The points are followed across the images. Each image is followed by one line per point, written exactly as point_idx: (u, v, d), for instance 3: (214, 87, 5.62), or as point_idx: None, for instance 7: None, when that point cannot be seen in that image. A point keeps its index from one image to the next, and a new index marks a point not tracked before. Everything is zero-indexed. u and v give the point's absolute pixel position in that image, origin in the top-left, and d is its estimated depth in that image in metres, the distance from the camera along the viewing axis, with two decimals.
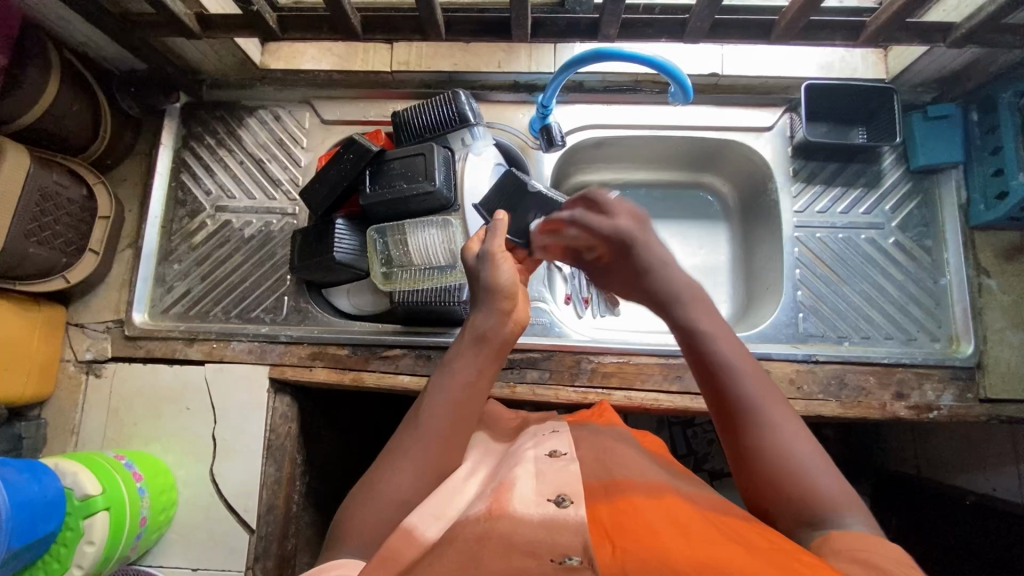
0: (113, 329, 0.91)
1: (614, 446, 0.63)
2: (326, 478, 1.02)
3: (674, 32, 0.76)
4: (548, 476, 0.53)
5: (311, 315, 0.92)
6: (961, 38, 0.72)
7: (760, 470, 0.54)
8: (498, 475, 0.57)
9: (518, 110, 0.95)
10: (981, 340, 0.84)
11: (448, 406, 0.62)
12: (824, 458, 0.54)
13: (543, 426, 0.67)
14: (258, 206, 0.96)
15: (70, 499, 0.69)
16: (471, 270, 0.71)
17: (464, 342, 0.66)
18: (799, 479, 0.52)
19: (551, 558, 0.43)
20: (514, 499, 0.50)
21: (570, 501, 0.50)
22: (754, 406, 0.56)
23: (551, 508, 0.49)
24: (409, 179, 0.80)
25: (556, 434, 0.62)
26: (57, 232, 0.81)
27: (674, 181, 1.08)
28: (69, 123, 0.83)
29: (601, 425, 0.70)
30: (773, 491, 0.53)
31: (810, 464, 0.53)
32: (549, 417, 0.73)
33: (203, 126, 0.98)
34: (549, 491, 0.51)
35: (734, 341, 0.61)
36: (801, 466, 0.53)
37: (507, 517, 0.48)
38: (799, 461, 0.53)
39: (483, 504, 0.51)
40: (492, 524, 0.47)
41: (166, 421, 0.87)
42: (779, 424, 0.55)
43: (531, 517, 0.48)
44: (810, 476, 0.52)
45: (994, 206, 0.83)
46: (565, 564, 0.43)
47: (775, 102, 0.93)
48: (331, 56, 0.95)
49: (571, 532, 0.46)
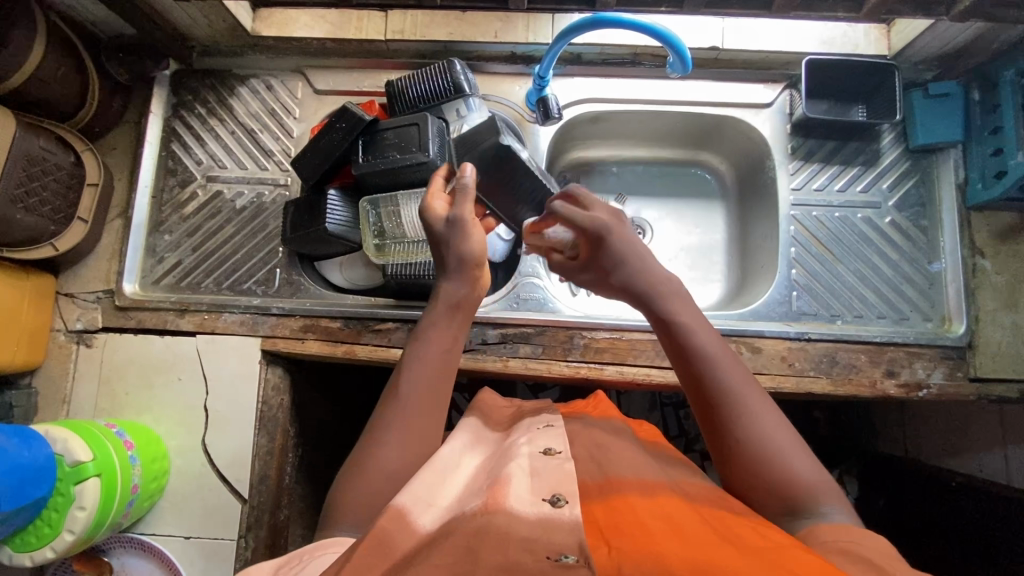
0: (104, 299, 0.90)
1: (612, 447, 0.63)
2: (319, 451, 1.02)
3: (673, 1, 0.74)
4: (542, 475, 0.53)
5: (302, 288, 0.91)
6: (965, 11, 0.70)
7: (741, 456, 0.56)
8: (491, 469, 0.57)
9: (514, 82, 0.94)
10: (973, 319, 0.84)
11: (430, 368, 0.62)
12: (800, 444, 0.57)
13: (536, 420, 0.67)
14: (250, 177, 0.95)
15: (61, 465, 0.69)
16: (438, 237, 0.68)
17: (437, 309, 0.65)
18: (780, 462, 0.55)
19: (548, 555, 0.43)
20: (510, 495, 0.50)
21: (565, 500, 0.50)
22: (737, 395, 0.58)
23: (546, 508, 0.49)
24: (402, 149, 0.79)
25: (550, 430, 0.62)
26: (44, 199, 0.80)
27: (672, 158, 1.07)
28: (55, 88, 0.81)
29: (596, 417, 0.72)
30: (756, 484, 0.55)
31: (790, 455, 0.55)
32: (545, 408, 0.74)
33: (193, 95, 0.97)
34: (544, 491, 0.51)
35: (712, 334, 0.63)
36: (778, 453, 0.55)
37: (502, 512, 0.48)
38: (779, 447, 0.56)
39: (479, 499, 0.51)
40: (489, 519, 0.47)
41: (158, 393, 0.87)
42: (759, 417, 0.57)
43: (527, 515, 0.47)
44: (788, 459, 0.55)
45: (991, 186, 0.83)
46: (561, 561, 0.43)
47: (774, 78, 0.92)
48: (324, 23, 0.92)
49: (566, 530, 0.46)
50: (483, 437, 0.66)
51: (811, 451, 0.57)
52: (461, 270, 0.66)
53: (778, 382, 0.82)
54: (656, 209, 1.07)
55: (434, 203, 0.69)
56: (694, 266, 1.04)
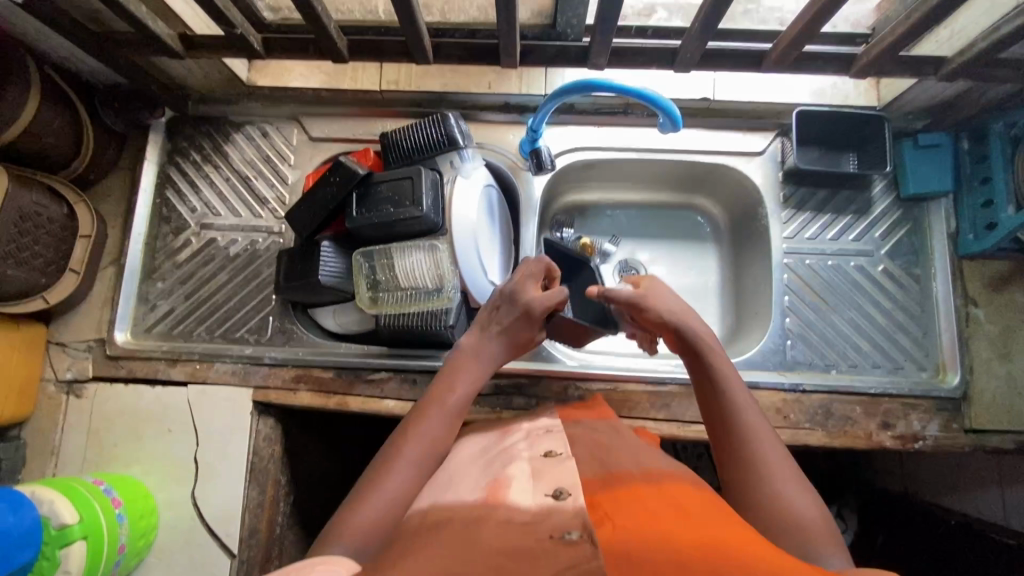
0: (95, 348, 0.90)
1: (612, 442, 0.62)
2: (312, 495, 1.01)
3: (664, 60, 0.76)
4: (544, 474, 0.52)
5: (296, 336, 0.91)
6: (952, 72, 0.71)
7: (746, 489, 0.56)
8: (491, 465, 0.57)
9: (508, 130, 0.95)
10: (967, 370, 0.84)
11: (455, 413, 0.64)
12: (804, 482, 0.56)
13: (537, 424, 0.67)
14: (244, 224, 0.95)
15: (47, 528, 0.68)
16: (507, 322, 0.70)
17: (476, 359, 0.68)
18: (783, 494, 0.54)
19: (550, 534, 0.43)
20: (510, 492, 0.50)
21: (568, 494, 0.48)
22: (749, 432, 0.59)
23: (547, 501, 0.48)
24: (396, 203, 0.79)
25: (551, 434, 0.62)
26: (36, 252, 0.80)
27: (666, 202, 1.07)
28: (50, 140, 0.81)
29: (595, 420, 0.70)
30: (760, 510, 0.54)
31: (794, 495, 0.54)
32: (542, 412, 0.73)
33: (189, 141, 0.97)
34: (546, 487, 0.50)
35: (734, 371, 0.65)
36: (786, 487, 0.55)
37: (501, 505, 0.49)
38: (782, 478, 0.55)
39: (478, 492, 0.52)
40: (489, 510, 0.48)
41: (148, 444, 0.86)
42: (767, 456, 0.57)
43: (528, 505, 0.48)
44: (791, 498, 0.54)
45: (983, 237, 0.83)
46: (563, 539, 0.42)
47: (766, 127, 0.93)
48: (319, 73, 0.94)
49: (569, 513, 0.46)
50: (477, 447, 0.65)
51: (818, 495, 0.55)
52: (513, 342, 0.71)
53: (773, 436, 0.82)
54: (651, 252, 1.07)
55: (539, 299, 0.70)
56: None
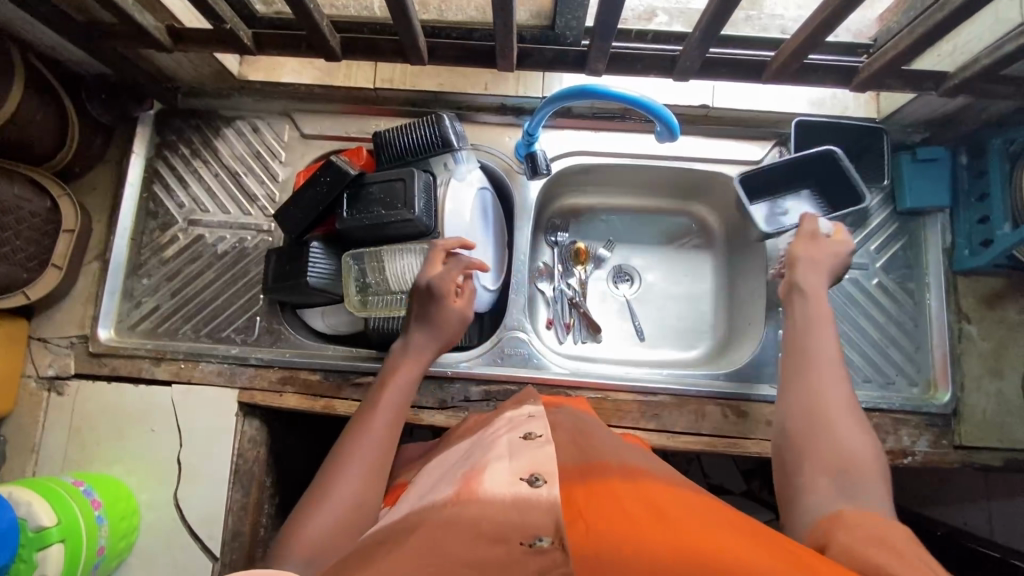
0: (78, 344, 0.88)
1: (592, 433, 0.61)
2: (298, 495, 1.00)
3: (664, 68, 0.75)
4: (522, 456, 0.52)
5: (284, 337, 0.89)
6: (954, 87, 0.71)
7: (803, 418, 0.58)
8: (469, 458, 0.56)
9: (504, 132, 0.93)
10: (958, 387, 0.84)
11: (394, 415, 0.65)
12: (867, 436, 0.56)
13: (519, 411, 0.65)
14: (232, 222, 0.93)
15: (24, 530, 0.67)
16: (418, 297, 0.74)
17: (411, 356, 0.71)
18: (836, 436, 0.55)
19: (520, 540, 0.42)
20: (485, 481, 0.49)
21: (544, 480, 0.48)
22: (828, 377, 0.61)
23: (523, 487, 0.47)
24: (388, 205, 0.78)
25: (533, 418, 0.61)
26: (17, 247, 0.78)
27: (662, 207, 1.06)
28: (34, 132, 0.79)
29: (577, 409, 0.69)
30: (809, 430, 0.57)
31: (849, 440, 0.55)
32: (525, 395, 0.71)
33: (177, 135, 0.95)
34: (523, 471, 0.50)
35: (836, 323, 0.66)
36: (847, 423, 0.56)
37: (475, 500, 0.47)
38: (842, 423, 0.56)
39: (453, 488, 0.50)
40: (461, 508, 0.47)
41: (130, 444, 0.85)
42: (832, 400, 0.58)
43: (502, 496, 0.47)
44: (845, 440, 0.55)
45: (978, 253, 0.83)
46: (534, 546, 0.41)
47: (765, 135, 0.91)
48: (312, 69, 0.91)
49: (542, 510, 0.44)
50: (463, 444, 0.63)
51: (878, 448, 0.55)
52: (440, 335, 0.73)
53: (763, 448, 0.82)
54: (645, 258, 1.06)
55: (447, 286, 0.73)
56: (682, 317, 1.03)
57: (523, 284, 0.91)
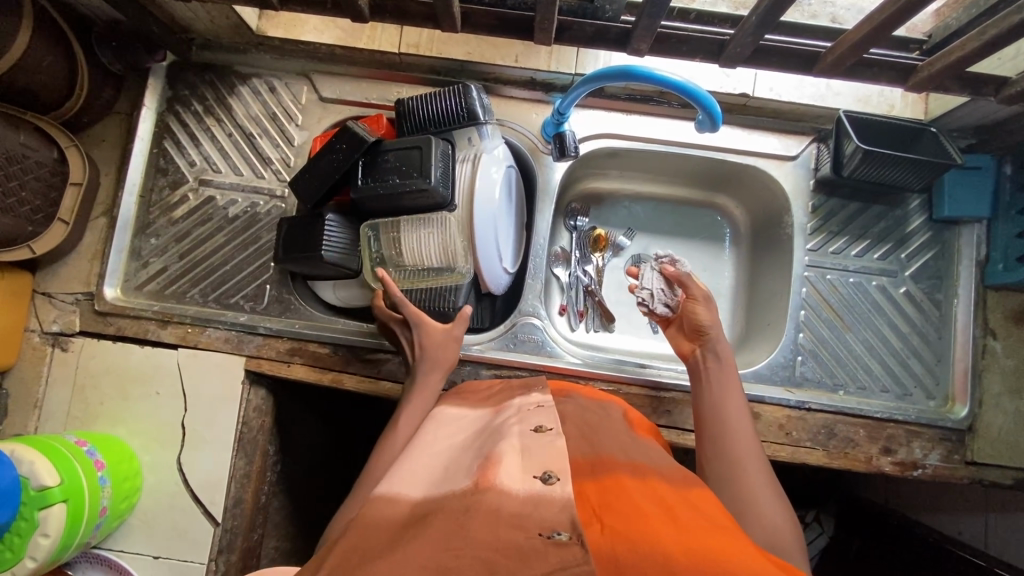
0: (83, 301, 0.86)
1: (600, 425, 0.59)
2: (299, 464, 1.00)
3: (709, 52, 0.70)
4: (533, 452, 0.50)
5: (293, 307, 0.87)
6: (1014, 95, 0.67)
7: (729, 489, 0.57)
8: (479, 444, 0.54)
9: (531, 108, 0.89)
10: (976, 403, 0.82)
11: (418, 407, 0.68)
12: (782, 500, 0.57)
13: (528, 398, 0.63)
14: (245, 184, 0.90)
15: (25, 488, 0.66)
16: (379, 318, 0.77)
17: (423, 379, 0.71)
18: (761, 512, 0.55)
19: (539, 532, 0.40)
20: (500, 471, 0.47)
21: (557, 478, 0.46)
22: (744, 454, 0.60)
23: (536, 485, 0.46)
24: (404, 173, 0.74)
25: (542, 409, 0.58)
26: (23, 199, 0.75)
27: (687, 198, 1.03)
28: (42, 79, 0.76)
29: (587, 397, 0.68)
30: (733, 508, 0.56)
31: (769, 505, 0.55)
32: (534, 384, 0.69)
33: (190, 90, 0.91)
34: (535, 467, 0.48)
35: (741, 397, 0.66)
36: (762, 487, 0.57)
37: (491, 490, 0.45)
38: (755, 487, 0.57)
39: (470, 478, 0.48)
40: (478, 498, 0.44)
41: (134, 404, 0.84)
42: (751, 470, 0.59)
43: (516, 491, 0.44)
44: (768, 508, 0.55)
45: (1013, 269, 0.81)
46: (553, 538, 0.40)
47: (803, 130, 0.88)
48: (334, 29, 0.88)
49: (556, 507, 0.43)
50: (470, 424, 0.61)
51: (790, 506, 0.57)
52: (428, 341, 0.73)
53: (774, 451, 0.80)
54: (664, 249, 1.03)
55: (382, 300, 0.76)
56: None
57: (541, 268, 0.88)
